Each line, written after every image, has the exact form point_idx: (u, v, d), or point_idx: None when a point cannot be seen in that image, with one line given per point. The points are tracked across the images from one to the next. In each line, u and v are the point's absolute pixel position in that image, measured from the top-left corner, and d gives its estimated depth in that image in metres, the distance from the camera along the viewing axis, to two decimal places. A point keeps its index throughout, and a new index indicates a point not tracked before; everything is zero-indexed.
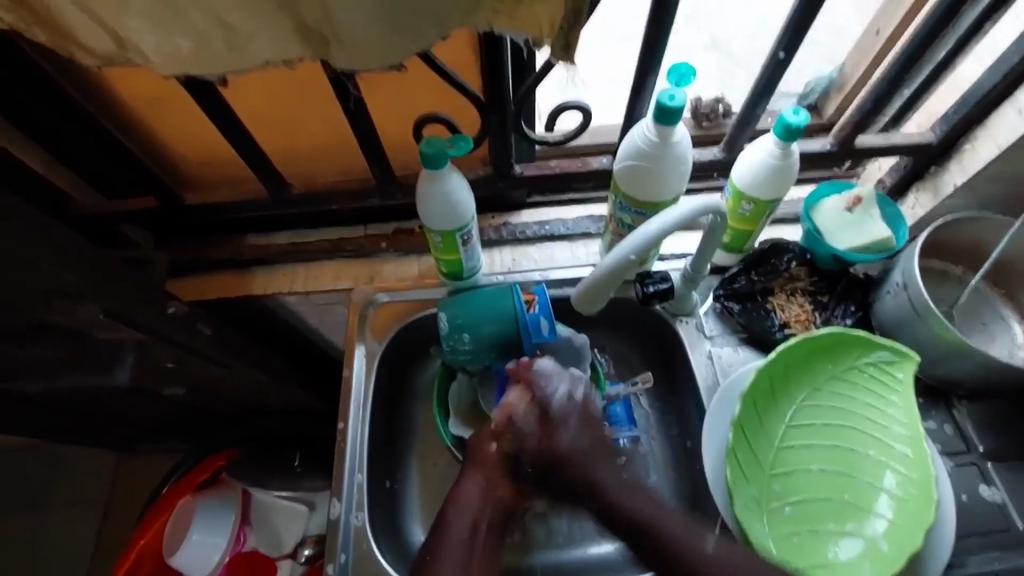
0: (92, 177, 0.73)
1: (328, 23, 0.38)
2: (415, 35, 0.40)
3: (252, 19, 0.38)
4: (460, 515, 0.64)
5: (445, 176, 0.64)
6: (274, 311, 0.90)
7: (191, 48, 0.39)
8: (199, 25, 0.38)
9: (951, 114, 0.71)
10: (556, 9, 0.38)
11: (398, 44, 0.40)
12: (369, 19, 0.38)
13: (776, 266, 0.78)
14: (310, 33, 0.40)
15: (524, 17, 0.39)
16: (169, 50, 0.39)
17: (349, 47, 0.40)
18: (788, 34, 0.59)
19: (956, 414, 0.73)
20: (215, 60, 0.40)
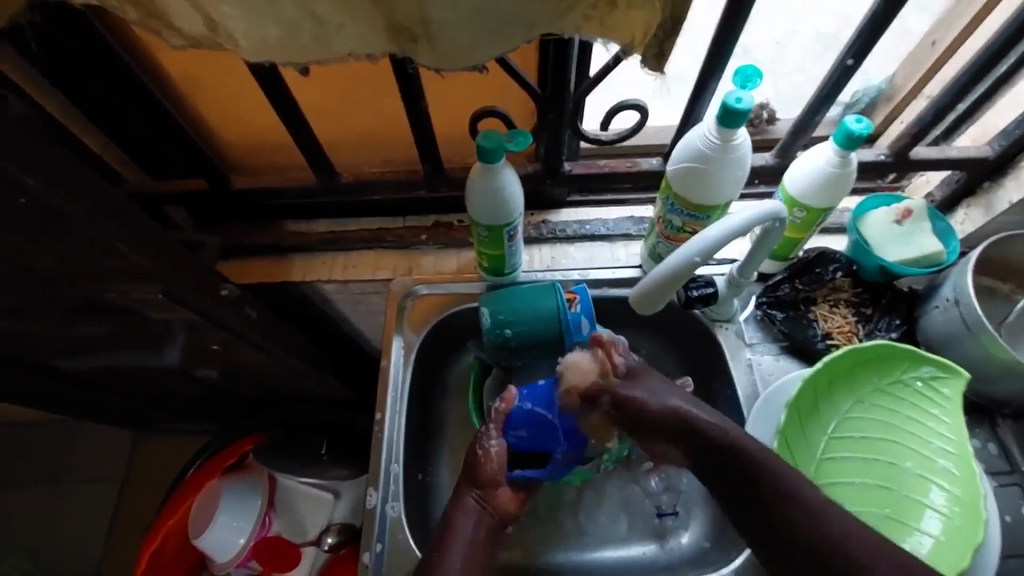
0: (142, 156, 0.73)
1: (418, 24, 0.39)
2: (501, 38, 0.41)
3: (344, 15, 0.39)
4: (467, 521, 0.62)
5: (498, 171, 0.64)
6: (309, 299, 0.90)
7: (282, 37, 0.40)
8: (294, 16, 0.39)
9: (1011, 129, 0.70)
10: (652, 19, 0.41)
11: (483, 47, 0.41)
12: (461, 22, 0.39)
13: (821, 275, 0.78)
14: (398, 31, 0.41)
15: (620, 25, 0.41)
16: (260, 39, 0.40)
17: (434, 47, 0.41)
18: (858, 41, 0.59)
19: (1000, 433, 0.72)
20: (302, 49, 0.41)
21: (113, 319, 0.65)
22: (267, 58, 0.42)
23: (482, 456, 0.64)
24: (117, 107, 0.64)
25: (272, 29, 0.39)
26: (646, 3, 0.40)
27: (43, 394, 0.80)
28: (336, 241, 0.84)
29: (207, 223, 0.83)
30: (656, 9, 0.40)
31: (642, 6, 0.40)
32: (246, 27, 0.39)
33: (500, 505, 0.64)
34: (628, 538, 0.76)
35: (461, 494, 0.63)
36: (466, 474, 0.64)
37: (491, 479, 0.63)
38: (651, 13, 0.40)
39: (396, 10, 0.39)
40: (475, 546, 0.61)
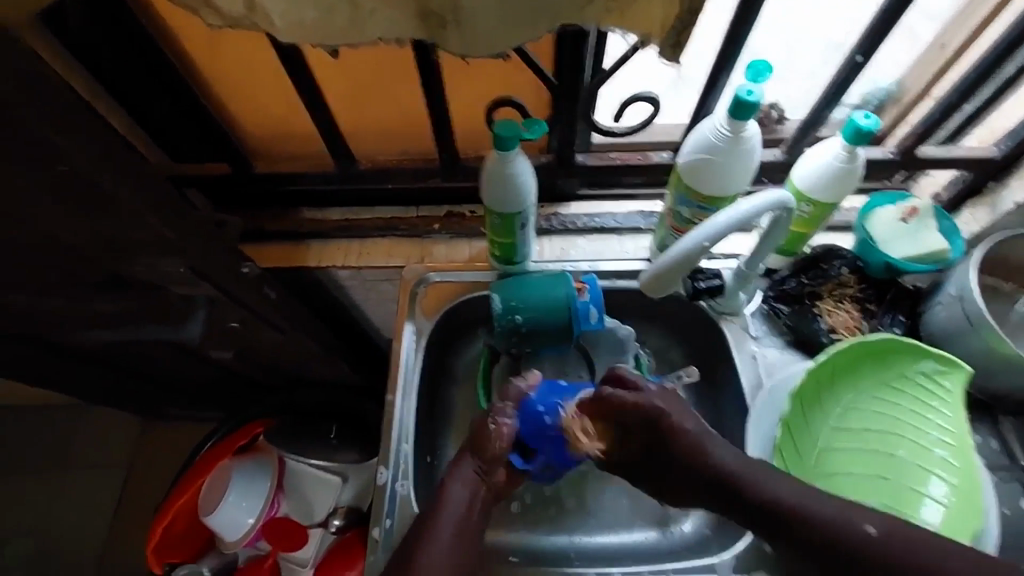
0: (168, 139, 0.75)
1: (448, 9, 0.41)
2: (528, 28, 0.43)
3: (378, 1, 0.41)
4: (457, 488, 0.62)
5: (512, 159, 0.66)
6: (323, 285, 0.92)
7: (316, 19, 0.42)
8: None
9: (1017, 129, 0.72)
10: (670, 10, 0.43)
11: (509, 34, 0.43)
12: (490, 8, 0.41)
13: (826, 270, 0.79)
14: (429, 17, 0.43)
15: (639, 15, 0.43)
16: (297, 22, 0.42)
17: (462, 33, 0.43)
18: (868, 39, 0.61)
19: (1001, 428, 0.74)
20: (336, 32, 0.43)
21: (138, 294, 0.67)
22: (303, 40, 0.43)
23: (494, 430, 0.65)
24: (146, 89, 0.67)
25: (309, 10, 0.41)
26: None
27: (62, 371, 0.82)
28: (351, 228, 0.86)
29: (227, 207, 0.85)
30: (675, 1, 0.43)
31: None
32: (285, 8, 0.41)
33: (497, 484, 0.65)
34: (630, 523, 0.78)
35: (462, 457, 0.65)
36: (470, 441, 0.66)
37: (494, 454, 0.64)
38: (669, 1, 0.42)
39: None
40: (466, 509, 0.62)
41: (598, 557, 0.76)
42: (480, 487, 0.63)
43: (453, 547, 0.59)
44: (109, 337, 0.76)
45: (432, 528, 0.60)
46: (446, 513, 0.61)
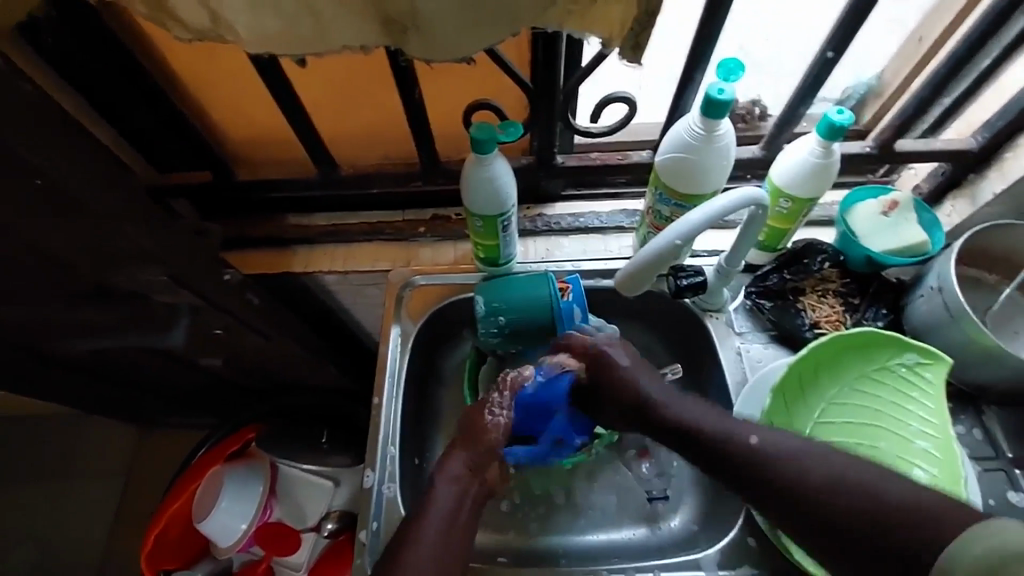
0: (151, 149, 0.76)
1: (408, 15, 0.42)
2: (489, 32, 0.43)
3: (339, 8, 0.42)
4: (446, 485, 0.64)
5: (490, 161, 0.66)
6: (310, 290, 0.92)
7: (279, 28, 0.42)
8: (291, 8, 0.41)
9: (994, 120, 0.72)
10: (630, 12, 0.44)
11: (471, 38, 0.43)
12: (449, 13, 0.41)
13: (808, 265, 0.80)
14: (390, 23, 0.43)
15: (600, 17, 0.44)
16: (260, 32, 0.42)
17: (424, 39, 0.43)
18: (838, 34, 0.61)
19: (985, 419, 0.74)
20: (300, 41, 0.43)
21: (121, 303, 0.67)
22: (267, 50, 0.44)
23: (489, 420, 0.68)
24: (126, 99, 0.67)
25: (270, 18, 0.42)
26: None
27: (51, 382, 0.83)
28: (336, 233, 0.86)
29: (213, 215, 0.86)
30: (633, 5, 0.43)
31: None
32: (248, 18, 0.41)
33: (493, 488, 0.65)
34: (619, 521, 0.78)
35: (454, 452, 0.67)
36: (462, 434, 0.68)
37: (488, 446, 0.67)
38: (628, 4, 0.43)
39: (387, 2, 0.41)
40: (455, 506, 0.63)
41: (588, 556, 0.76)
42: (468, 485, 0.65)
43: (439, 543, 0.60)
44: (96, 346, 0.77)
45: (416, 530, 0.60)
46: (436, 507, 0.62)
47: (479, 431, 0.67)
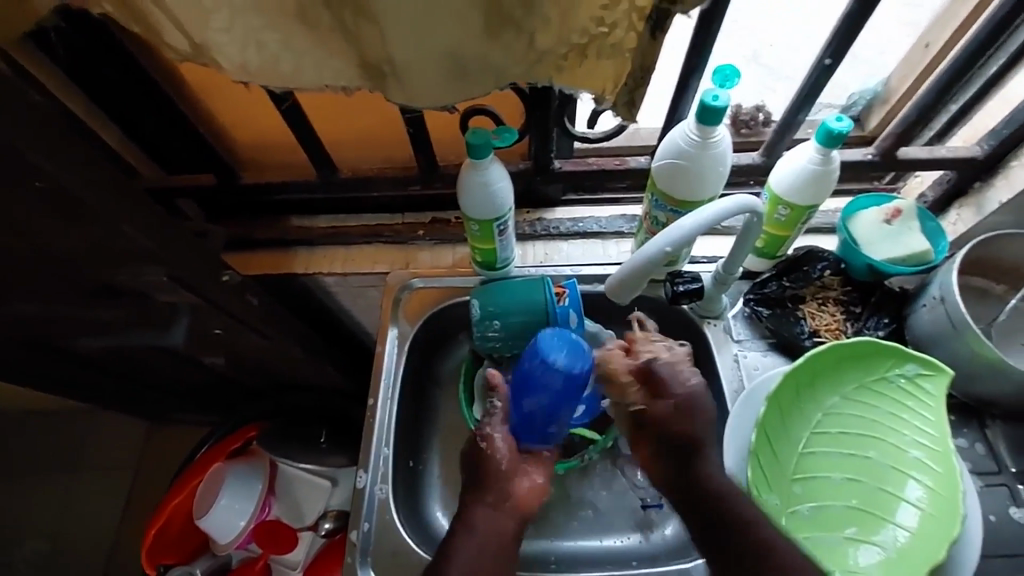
0: (156, 150, 0.77)
1: (385, 62, 0.42)
2: (472, 86, 0.43)
3: (318, 49, 0.43)
4: (467, 543, 0.61)
5: (486, 167, 0.67)
6: (311, 290, 0.93)
7: (258, 62, 0.43)
8: (273, 46, 0.42)
9: (1000, 128, 0.70)
10: (622, 68, 0.45)
11: (453, 92, 0.43)
12: (427, 65, 0.41)
13: (808, 273, 0.79)
14: (369, 67, 0.43)
15: (592, 76, 0.45)
16: (240, 65, 0.42)
17: (402, 85, 0.43)
18: (835, 41, 0.60)
19: (988, 433, 0.72)
20: (278, 76, 0.44)
21: (123, 304, 0.68)
22: (245, 79, 0.44)
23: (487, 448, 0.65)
24: (130, 103, 0.68)
25: (250, 53, 0.42)
26: (615, 54, 0.43)
27: (59, 379, 0.84)
28: (337, 235, 0.87)
29: (218, 217, 0.87)
30: (625, 59, 0.44)
31: (610, 58, 0.44)
32: (229, 52, 0.42)
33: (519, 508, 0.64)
34: (613, 529, 0.78)
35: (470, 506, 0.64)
36: (473, 485, 0.65)
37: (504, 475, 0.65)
38: (619, 65, 0.44)
39: (364, 49, 0.41)
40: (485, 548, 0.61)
41: (578, 561, 0.76)
42: (493, 537, 0.62)
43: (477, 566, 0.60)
44: (99, 346, 0.78)
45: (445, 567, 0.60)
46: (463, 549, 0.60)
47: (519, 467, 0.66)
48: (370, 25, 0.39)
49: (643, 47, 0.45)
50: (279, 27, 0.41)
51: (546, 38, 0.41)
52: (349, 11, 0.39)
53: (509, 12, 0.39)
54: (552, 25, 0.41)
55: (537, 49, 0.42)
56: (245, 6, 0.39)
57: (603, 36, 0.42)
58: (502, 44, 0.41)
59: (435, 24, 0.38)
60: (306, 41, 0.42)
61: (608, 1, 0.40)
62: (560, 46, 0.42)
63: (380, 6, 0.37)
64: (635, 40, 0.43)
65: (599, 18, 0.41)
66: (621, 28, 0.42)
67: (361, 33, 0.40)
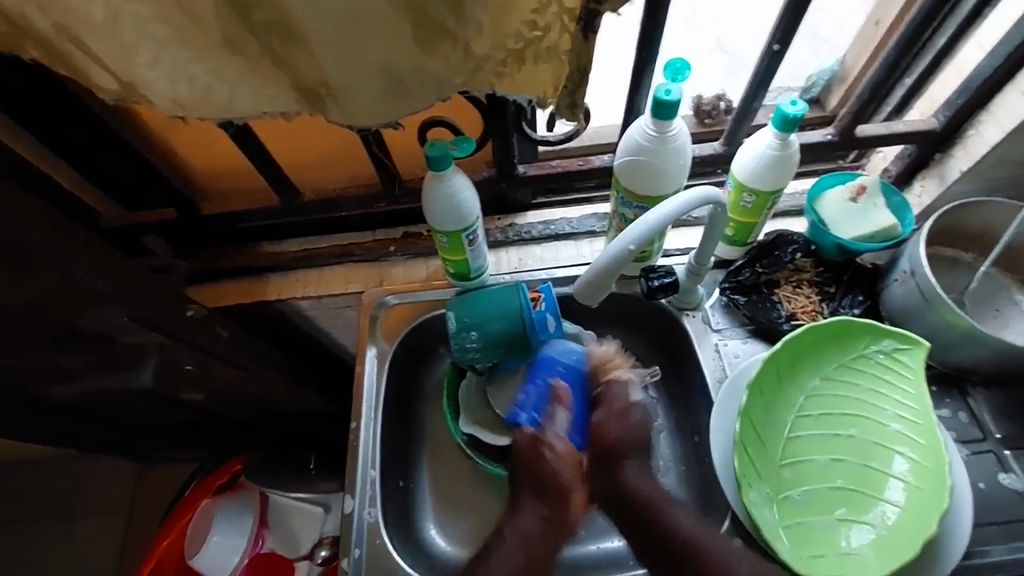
0: (115, 191, 0.76)
1: (321, 84, 0.41)
2: (411, 101, 0.43)
3: (255, 79, 0.42)
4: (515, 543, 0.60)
5: (449, 177, 0.66)
6: (287, 315, 0.92)
7: (191, 95, 0.41)
8: (204, 77, 0.41)
9: (953, 99, 0.70)
10: (560, 72, 0.46)
11: (393, 109, 0.43)
12: (363, 84, 0.40)
13: (780, 257, 0.80)
14: (306, 92, 0.42)
15: (535, 80, 0.45)
16: (171, 99, 0.41)
17: (341, 105, 0.42)
18: (782, 26, 0.61)
19: (970, 402, 0.72)
20: (214, 106, 0.43)
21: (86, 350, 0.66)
22: (181, 113, 0.43)
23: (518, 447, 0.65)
24: (80, 144, 0.66)
25: (180, 86, 0.41)
26: (551, 56, 0.43)
27: None
28: (308, 258, 0.87)
29: (184, 250, 0.85)
30: (561, 62, 0.44)
31: (548, 61, 0.44)
32: (161, 87, 0.40)
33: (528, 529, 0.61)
34: (607, 530, 0.77)
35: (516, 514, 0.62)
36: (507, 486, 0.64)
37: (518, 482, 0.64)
38: (557, 70, 0.45)
39: (298, 72, 0.40)
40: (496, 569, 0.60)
41: (576, 567, 0.75)
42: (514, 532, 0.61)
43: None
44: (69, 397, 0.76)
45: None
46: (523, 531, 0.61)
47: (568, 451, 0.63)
48: (298, 47, 0.38)
49: (577, 49, 0.45)
50: (210, 59, 0.40)
51: (482, 46, 0.41)
52: (277, 38, 0.38)
53: (440, 26, 0.38)
54: (485, 34, 0.40)
55: (474, 59, 0.41)
56: (167, 38, 0.38)
57: (538, 39, 0.42)
58: (438, 56, 0.40)
59: (364, 43, 0.38)
60: (241, 73, 0.41)
61: (538, 5, 0.40)
62: (497, 53, 0.42)
63: (306, 26, 0.36)
64: (570, 42, 0.44)
65: (531, 22, 0.41)
66: (555, 30, 0.42)
67: (292, 59, 0.39)
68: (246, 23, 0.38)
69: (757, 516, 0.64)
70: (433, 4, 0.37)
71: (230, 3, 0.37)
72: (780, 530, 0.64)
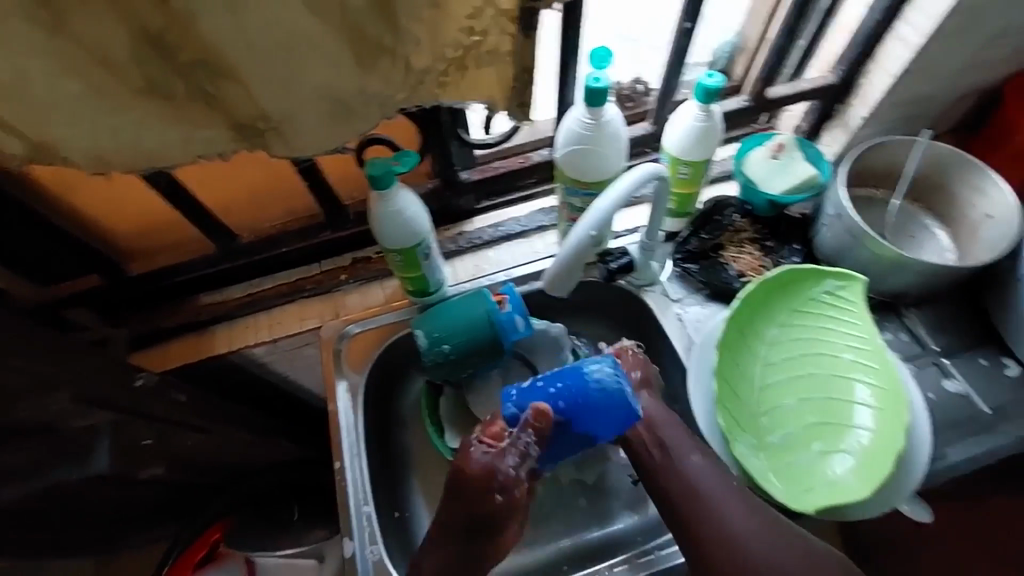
0: (25, 267, 0.68)
1: (260, 118, 0.39)
2: (358, 123, 0.41)
3: (184, 125, 0.39)
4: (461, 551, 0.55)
5: (394, 195, 0.65)
6: (241, 366, 0.87)
7: (115, 150, 0.38)
8: (127, 129, 0.37)
9: (846, 53, 0.77)
10: (505, 74, 0.45)
11: (339, 133, 0.41)
12: (306, 110, 0.39)
13: (721, 221, 0.84)
14: (243, 129, 0.40)
15: (478, 83, 0.44)
16: (91, 155, 0.37)
17: (284, 137, 0.40)
18: (688, 6, 0.64)
19: (907, 321, 0.79)
20: (141, 158, 0.39)
21: None
22: (105, 168, 0.39)
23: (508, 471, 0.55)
24: None
25: (103, 141, 0.37)
26: (494, 59, 0.43)
27: None
28: (256, 302, 0.82)
29: (115, 318, 0.79)
30: (506, 62, 0.44)
31: (491, 64, 0.43)
32: (81, 144, 0.37)
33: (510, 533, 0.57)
34: (610, 512, 0.79)
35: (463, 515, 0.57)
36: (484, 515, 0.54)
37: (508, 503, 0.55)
38: (503, 70, 0.44)
39: (231, 108, 0.38)
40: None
41: (586, 555, 0.76)
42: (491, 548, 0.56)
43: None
44: None
45: None
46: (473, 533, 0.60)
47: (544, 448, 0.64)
48: (230, 83, 0.36)
49: (519, 48, 0.45)
50: (129, 110, 0.36)
51: (421, 57, 0.40)
52: (203, 74, 0.36)
53: (377, 41, 0.38)
54: (424, 44, 0.39)
55: (415, 71, 0.41)
56: (80, 92, 0.34)
57: (477, 45, 0.41)
58: (379, 74, 0.40)
59: (303, 67, 0.36)
60: (168, 120, 0.38)
61: (472, 11, 0.39)
62: (437, 63, 0.41)
63: (236, 59, 0.34)
64: (510, 42, 0.43)
65: (468, 28, 0.40)
66: (494, 33, 0.41)
67: (226, 95, 0.37)
68: (170, 65, 0.35)
69: (747, 466, 0.67)
70: (367, 22, 0.36)
71: (152, 47, 0.34)
72: (770, 474, 0.68)
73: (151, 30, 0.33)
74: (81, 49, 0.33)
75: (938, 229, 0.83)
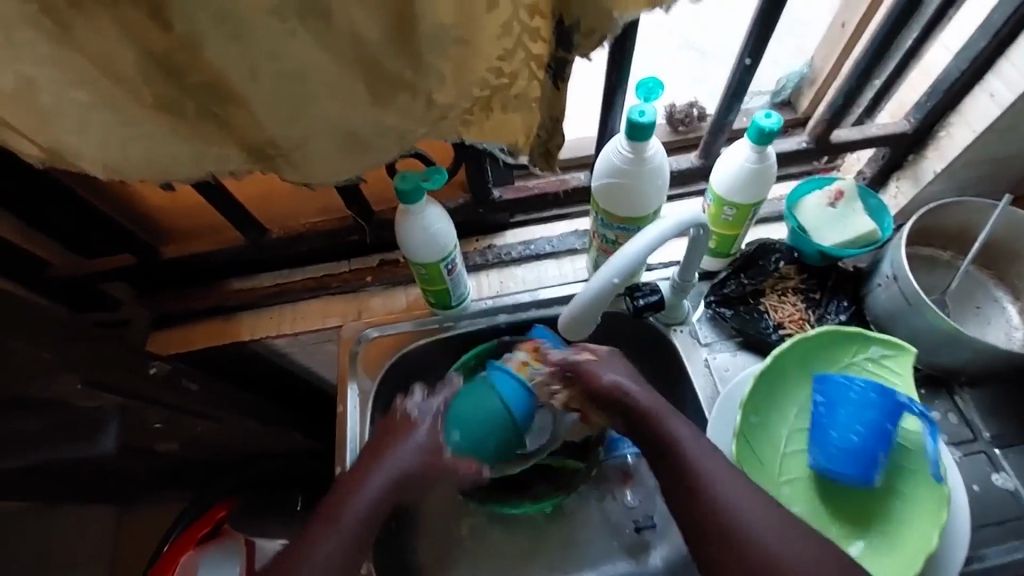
0: (65, 238, 0.71)
1: (269, 145, 0.39)
2: (374, 157, 0.42)
3: (196, 141, 0.39)
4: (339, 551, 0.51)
5: (421, 210, 0.64)
6: (262, 354, 0.88)
7: (128, 159, 0.38)
8: (141, 140, 0.37)
9: (924, 101, 0.70)
10: (531, 120, 0.44)
11: (353, 165, 0.42)
12: (319, 142, 0.39)
13: (764, 266, 0.78)
14: (255, 151, 0.40)
15: (502, 128, 0.43)
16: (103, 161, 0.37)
17: (295, 163, 0.41)
18: (752, 42, 0.60)
19: (958, 401, 0.73)
20: (155, 167, 0.39)
21: None
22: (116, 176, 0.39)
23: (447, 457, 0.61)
24: (23, 193, 0.62)
25: (114, 150, 0.37)
26: (520, 106, 0.42)
27: None
28: (283, 294, 0.83)
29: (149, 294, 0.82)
30: (532, 109, 0.43)
31: (517, 110, 0.42)
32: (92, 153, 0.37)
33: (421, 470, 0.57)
34: (607, 555, 0.76)
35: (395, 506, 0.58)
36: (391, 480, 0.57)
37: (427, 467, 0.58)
38: (528, 116, 0.43)
39: (241, 133, 0.38)
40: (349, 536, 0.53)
41: None
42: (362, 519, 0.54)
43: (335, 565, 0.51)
44: None
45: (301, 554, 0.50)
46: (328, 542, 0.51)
47: (389, 447, 0.57)
48: (238, 110, 0.36)
49: (547, 98, 0.44)
50: (142, 123, 0.37)
51: (444, 95, 0.39)
52: (213, 99, 0.36)
53: (394, 79, 0.37)
54: (447, 83, 0.38)
55: (437, 106, 0.40)
56: (93, 102, 0.34)
57: (505, 87, 0.40)
58: (398, 109, 0.39)
59: (315, 102, 0.36)
60: (180, 134, 0.38)
61: (502, 52, 0.38)
62: (461, 101, 0.40)
63: (245, 90, 0.35)
64: (539, 88, 0.41)
65: (497, 69, 0.38)
66: (523, 77, 0.40)
67: (235, 120, 0.37)
68: (181, 88, 0.35)
69: None
70: (386, 59, 0.36)
71: (163, 67, 0.34)
72: None
73: (162, 53, 0.33)
74: (94, 65, 0.33)
75: (1008, 303, 0.76)
